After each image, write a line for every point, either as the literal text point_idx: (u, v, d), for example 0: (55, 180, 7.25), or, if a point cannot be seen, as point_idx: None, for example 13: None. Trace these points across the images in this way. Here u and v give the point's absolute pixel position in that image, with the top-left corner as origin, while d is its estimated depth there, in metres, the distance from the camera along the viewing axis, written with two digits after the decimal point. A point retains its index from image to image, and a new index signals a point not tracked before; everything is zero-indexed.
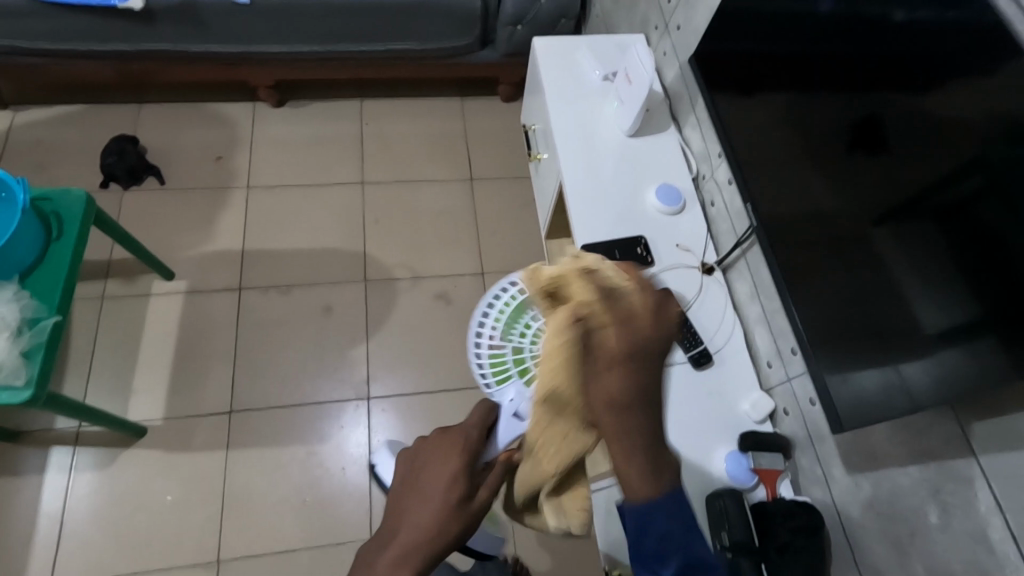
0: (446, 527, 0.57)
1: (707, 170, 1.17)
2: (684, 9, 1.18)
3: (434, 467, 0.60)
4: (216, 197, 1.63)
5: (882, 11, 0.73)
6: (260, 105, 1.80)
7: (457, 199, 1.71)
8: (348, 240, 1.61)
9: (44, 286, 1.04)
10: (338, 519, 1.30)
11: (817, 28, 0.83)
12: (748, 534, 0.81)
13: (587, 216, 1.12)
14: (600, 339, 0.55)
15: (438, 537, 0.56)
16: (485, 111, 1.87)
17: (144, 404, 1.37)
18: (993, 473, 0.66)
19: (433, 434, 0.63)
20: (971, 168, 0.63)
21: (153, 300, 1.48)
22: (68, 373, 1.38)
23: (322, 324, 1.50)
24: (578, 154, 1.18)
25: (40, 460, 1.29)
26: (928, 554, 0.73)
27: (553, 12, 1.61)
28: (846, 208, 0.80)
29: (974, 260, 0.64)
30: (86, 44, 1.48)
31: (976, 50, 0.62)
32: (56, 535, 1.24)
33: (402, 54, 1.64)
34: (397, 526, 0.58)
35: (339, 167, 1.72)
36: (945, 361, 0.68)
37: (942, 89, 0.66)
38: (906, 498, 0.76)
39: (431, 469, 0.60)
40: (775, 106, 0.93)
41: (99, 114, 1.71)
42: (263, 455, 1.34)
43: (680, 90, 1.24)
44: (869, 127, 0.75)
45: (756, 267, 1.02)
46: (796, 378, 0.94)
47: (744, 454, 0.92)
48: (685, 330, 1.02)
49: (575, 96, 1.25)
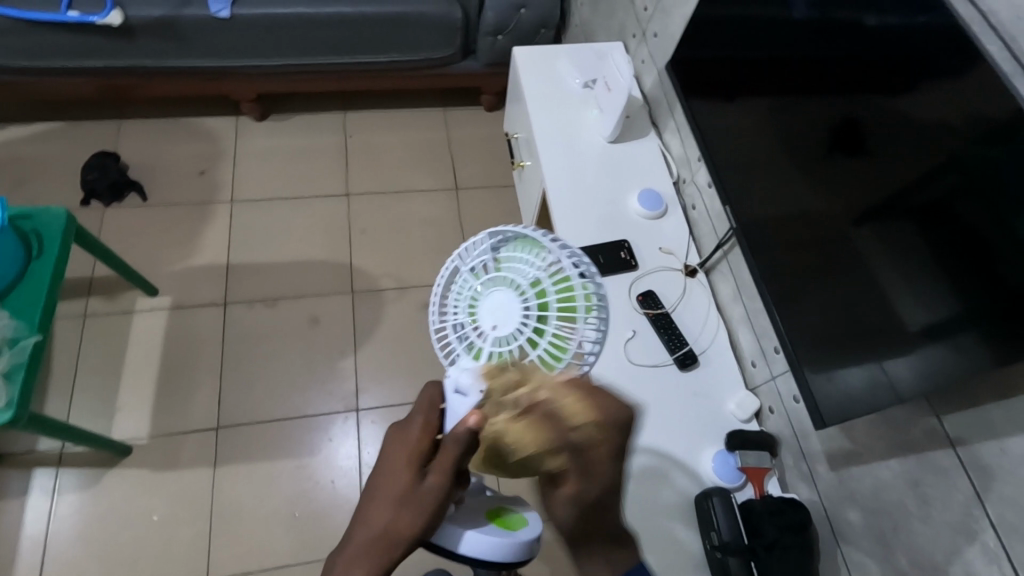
0: (398, 526, 0.55)
1: (687, 175, 1.19)
2: (660, 16, 1.21)
3: (386, 463, 0.59)
4: (199, 212, 1.62)
5: (854, 15, 0.75)
6: (242, 119, 1.79)
7: (442, 208, 1.72)
8: (335, 252, 1.61)
9: (24, 305, 1.02)
10: (329, 533, 1.29)
11: (795, 32, 0.84)
12: (736, 535, 0.83)
13: (572, 222, 1.13)
14: (587, 442, 0.53)
15: (392, 534, 0.55)
16: (469, 121, 1.89)
17: (129, 422, 1.35)
18: (970, 463, 0.67)
19: (389, 431, 0.62)
20: (948, 167, 0.65)
21: (136, 317, 1.47)
22: (50, 393, 1.36)
23: (309, 336, 1.49)
24: (561, 162, 1.19)
25: (23, 483, 1.27)
26: (912, 546, 0.74)
27: (533, 22, 1.63)
28: (827, 209, 0.81)
29: (952, 258, 0.65)
30: (64, 60, 1.47)
31: (948, 52, 0.64)
32: (39, 559, 1.21)
33: (384, 66, 1.65)
34: (353, 530, 0.58)
35: (323, 179, 1.72)
36: (927, 358, 0.69)
37: (919, 91, 0.68)
38: (888, 492, 0.77)
39: (384, 467, 0.59)
40: (755, 111, 0.95)
41: (79, 131, 1.70)
42: (251, 471, 1.33)
43: (658, 96, 1.26)
44: (848, 129, 0.77)
45: (738, 268, 1.04)
46: (779, 376, 0.95)
47: (732, 453, 0.93)
48: (670, 333, 1.03)
49: (556, 104, 1.27)
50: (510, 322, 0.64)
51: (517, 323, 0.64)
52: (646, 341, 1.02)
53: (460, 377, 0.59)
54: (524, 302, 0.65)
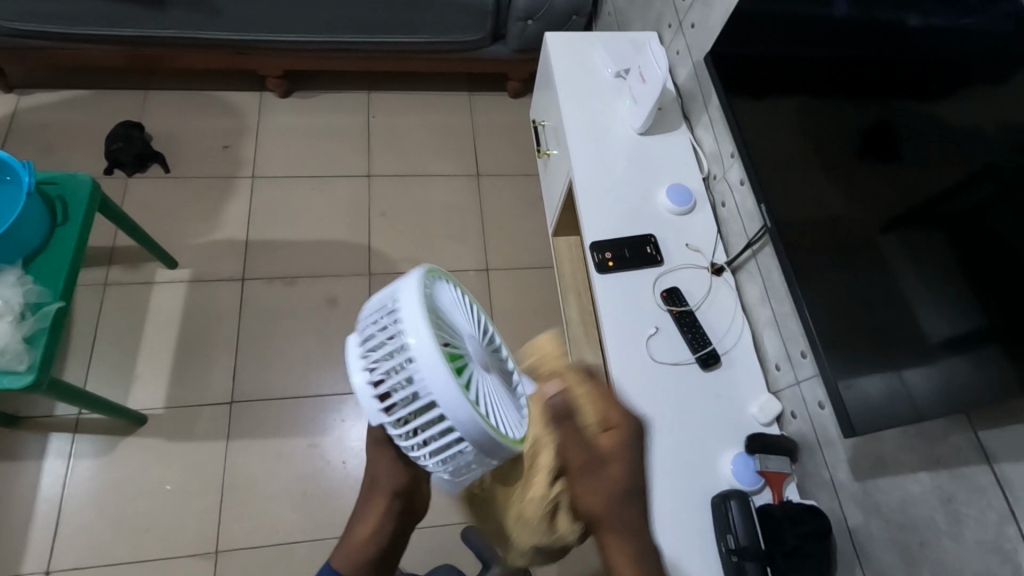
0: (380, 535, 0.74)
1: (718, 171, 1.16)
2: (700, 7, 1.17)
3: (365, 517, 0.74)
4: (221, 186, 1.62)
5: (899, 14, 0.72)
6: (267, 95, 1.78)
7: (463, 194, 1.70)
8: (354, 234, 1.60)
9: (48, 270, 1.03)
10: (337, 513, 1.29)
11: (834, 29, 0.82)
12: (755, 539, 0.82)
13: (595, 214, 1.11)
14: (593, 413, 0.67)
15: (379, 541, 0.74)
16: (494, 106, 1.86)
17: (145, 392, 1.36)
18: (1006, 483, 0.65)
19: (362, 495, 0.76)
20: (982, 177, 0.63)
21: (156, 288, 1.47)
22: (70, 359, 1.37)
23: (325, 316, 1.49)
24: (589, 151, 1.17)
25: (41, 446, 1.29)
26: (937, 561, 0.72)
27: (565, 10, 1.61)
28: (854, 214, 0.79)
29: (981, 270, 0.64)
30: (95, 28, 1.47)
31: (988, 58, 0.62)
32: (54, 521, 1.23)
33: (412, 47, 1.63)
34: (349, 539, 0.74)
35: (346, 159, 1.71)
36: (947, 370, 0.68)
37: (955, 96, 0.65)
38: (917, 506, 0.75)
39: (363, 517, 0.74)
40: (786, 109, 0.92)
41: (106, 100, 1.70)
42: (264, 446, 1.34)
43: (693, 90, 1.23)
44: (880, 133, 0.75)
45: (767, 269, 1.01)
46: (805, 381, 0.93)
47: (750, 457, 0.91)
48: (694, 331, 1.01)
49: (588, 94, 1.24)
50: (408, 384, 0.58)
51: (401, 388, 0.59)
52: (668, 337, 1.01)
53: (371, 405, 0.61)
54: (401, 359, 0.58)
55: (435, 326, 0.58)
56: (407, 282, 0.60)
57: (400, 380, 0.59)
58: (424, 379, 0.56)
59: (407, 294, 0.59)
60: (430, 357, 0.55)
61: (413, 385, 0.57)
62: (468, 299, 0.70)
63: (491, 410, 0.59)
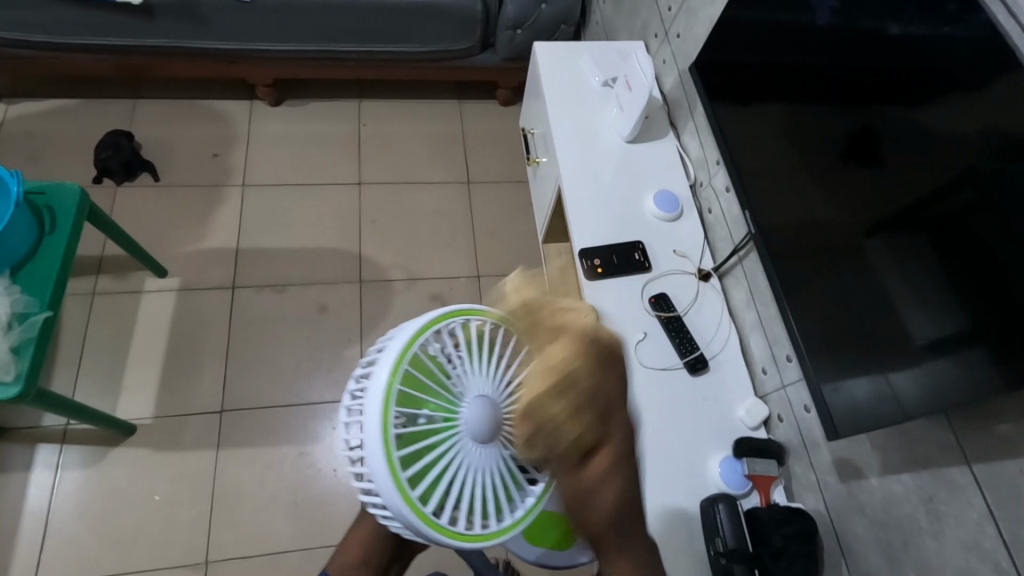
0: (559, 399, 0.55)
1: (704, 177, 1.18)
2: (685, 17, 1.19)
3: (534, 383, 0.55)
4: (211, 194, 1.62)
5: (877, 24, 0.74)
6: (257, 103, 1.79)
7: (453, 201, 1.71)
8: (345, 241, 1.60)
9: (35, 279, 1.03)
10: (328, 520, 1.29)
11: (816, 40, 0.83)
12: (742, 542, 0.83)
13: (583, 221, 1.12)
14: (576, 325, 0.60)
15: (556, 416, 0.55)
16: (484, 114, 1.88)
17: (133, 402, 1.35)
18: (985, 482, 0.67)
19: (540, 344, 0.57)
20: (962, 182, 0.64)
21: (145, 296, 1.47)
22: (58, 369, 1.36)
23: (316, 323, 1.49)
24: (577, 158, 1.19)
25: (27, 457, 1.27)
26: (921, 561, 0.73)
27: (553, 18, 1.62)
28: (839, 219, 0.81)
29: (963, 273, 0.65)
30: (83, 37, 1.47)
31: (967, 67, 0.64)
32: (40, 534, 1.22)
33: (401, 55, 1.64)
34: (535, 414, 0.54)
35: (336, 166, 1.72)
36: (932, 371, 0.69)
37: (935, 104, 0.67)
38: (900, 506, 0.77)
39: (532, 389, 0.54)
40: (770, 117, 0.94)
41: (94, 109, 1.69)
42: (255, 455, 1.33)
43: (679, 97, 1.25)
44: (863, 140, 0.76)
45: (753, 275, 1.03)
46: (790, 385, 0.95)
47: (739, 461, 0.93)
48: (681, 336, 1.02)
49: (576, 102, 1.26)
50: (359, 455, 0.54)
51: (353, 449, 0.55)
52: (657, 343, 1.02)
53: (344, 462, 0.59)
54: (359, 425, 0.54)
55: (393, 394, 0.52)
56: (398, 341, 0.54)
57: (355, 446, 0.55)
58: (372, 480, 0.50)
59: (384, 352, 0.55)
60: (377, 423, 0.51)
61: (357, 453, 0.54)
62: (480, 350, 0.58)
63: (482, 480, 0.55)
